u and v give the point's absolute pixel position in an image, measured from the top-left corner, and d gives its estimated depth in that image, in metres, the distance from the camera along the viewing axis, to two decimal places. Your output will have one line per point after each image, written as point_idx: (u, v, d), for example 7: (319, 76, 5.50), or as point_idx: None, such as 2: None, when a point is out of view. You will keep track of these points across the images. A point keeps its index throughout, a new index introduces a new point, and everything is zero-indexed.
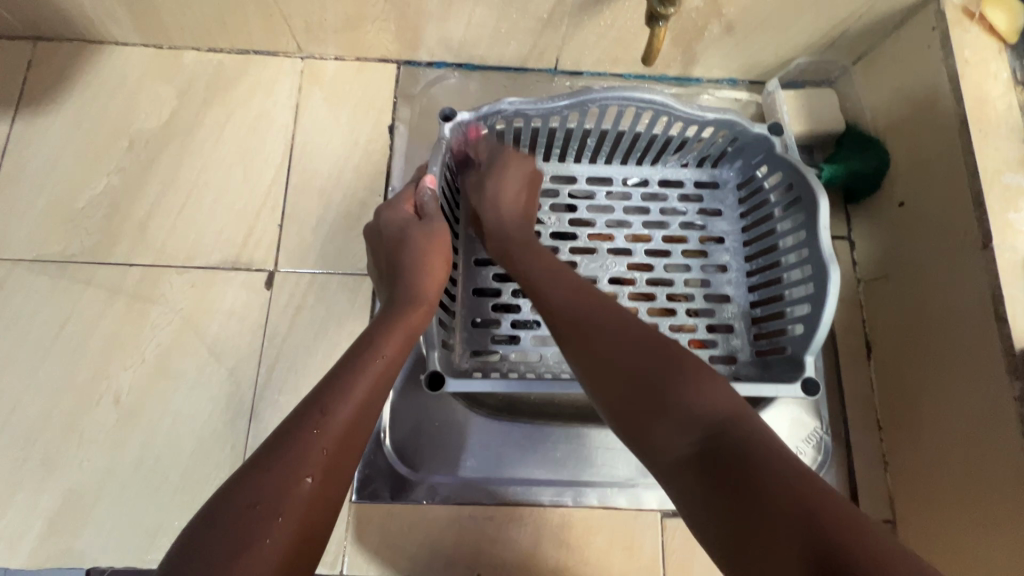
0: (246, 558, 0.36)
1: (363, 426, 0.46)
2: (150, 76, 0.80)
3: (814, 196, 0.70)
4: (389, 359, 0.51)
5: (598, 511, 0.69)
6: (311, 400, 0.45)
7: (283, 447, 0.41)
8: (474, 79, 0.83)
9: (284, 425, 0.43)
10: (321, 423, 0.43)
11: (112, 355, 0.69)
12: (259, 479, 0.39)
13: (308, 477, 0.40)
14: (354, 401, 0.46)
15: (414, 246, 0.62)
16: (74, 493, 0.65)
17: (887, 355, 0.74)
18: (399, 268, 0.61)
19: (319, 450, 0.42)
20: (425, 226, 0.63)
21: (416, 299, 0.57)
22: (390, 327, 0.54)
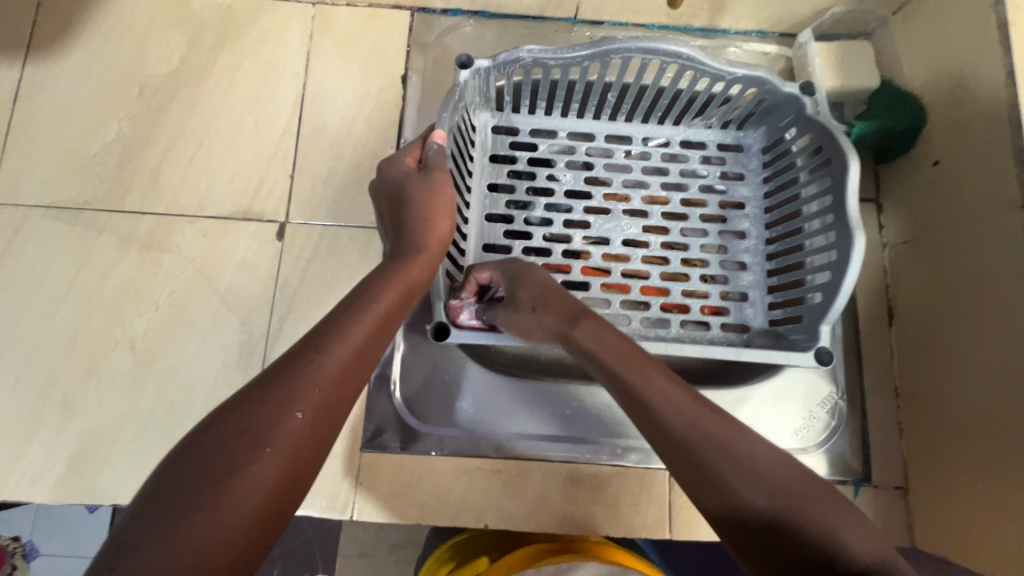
0: (234, 484, 0.36)
1: (361, 370, 0.46)
2: (160, 20, 0.78)
3: (844, 157, 0.66)
4: (386, 309, 0.50)
5: (606, 468, 0.69)
6: (310, 338, 0.45)
7: (279, 381, 0.41)
8: (491, 27, 0.80)
9: (280, 360, 0.43)
10: (316, 360, 0.43)
11: (126, 302, 0.70)
12: (253, 408, 0.39)
13: (299, 412, 0.40)
14: (350, 343, 0.45)
15: (417, 197, 0.60)
16: (93, 434, 0.66)
17: (911, 323, 0.72)
18: (403, 221, 0.60)
19: (312, 388, 0.41)
20: (427, 176, 0.62)
21: (422, 248, 0.57)
22: (389, 278, 0.53)
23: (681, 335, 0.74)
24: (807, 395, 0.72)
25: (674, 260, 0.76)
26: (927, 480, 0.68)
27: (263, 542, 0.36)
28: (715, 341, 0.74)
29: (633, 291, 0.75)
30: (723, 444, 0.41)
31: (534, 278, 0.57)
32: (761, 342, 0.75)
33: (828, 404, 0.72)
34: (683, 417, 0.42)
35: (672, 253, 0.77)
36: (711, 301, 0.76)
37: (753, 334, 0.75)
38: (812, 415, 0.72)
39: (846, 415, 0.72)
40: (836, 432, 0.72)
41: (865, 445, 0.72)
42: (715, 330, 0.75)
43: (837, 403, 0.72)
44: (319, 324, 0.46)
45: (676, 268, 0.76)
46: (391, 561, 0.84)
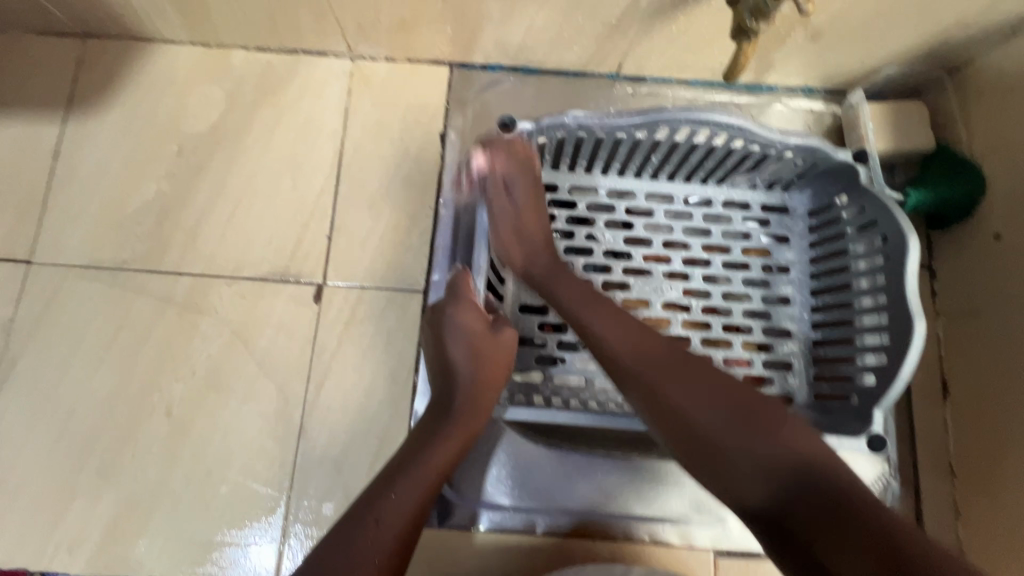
0: None
1: (415, 535, 0.47)
2: (199, 76, 0.78)
3: (903, 238, 0.64)
4: (439, 475, 0.51)
5: (648, 546, 0.68)
6: (366, 503, 0.47)
7: (372, 507, 0.46)
8: (531, 83, 0.79)
9: (370, 488, 0.49)
10: (399, 489, 0.48)
11: (163, 366, 0.69)
12: (351, 538, 0.44)
13: (388, 540, 0.45)
14: (407, 512, 0.47)
15: (473, 355, 0.59)
16: (129, 502, 0.65)
17: (968, 400, 0.69)
18: (454, 373, 0.59)
19: (398, 515, 0.46)
20: (487, 342, 0.60)
21: (467, 416, 0.56)
22: (441, 439, 0.54)
23: None
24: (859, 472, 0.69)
25: (716, 325, 0.76)
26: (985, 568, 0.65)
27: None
28: None
29: None
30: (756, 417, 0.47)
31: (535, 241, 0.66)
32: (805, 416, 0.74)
33: (880, 483, 0.69)
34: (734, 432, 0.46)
35: (713, 319, 0.76)
36: (753, 370, 0.75)
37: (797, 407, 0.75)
38: None
39: (899, 494, 0.69)
40: None
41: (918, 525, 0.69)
42: None
43: (889, 482, 0.69)
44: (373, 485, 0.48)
45: (717, 334, 0.75)
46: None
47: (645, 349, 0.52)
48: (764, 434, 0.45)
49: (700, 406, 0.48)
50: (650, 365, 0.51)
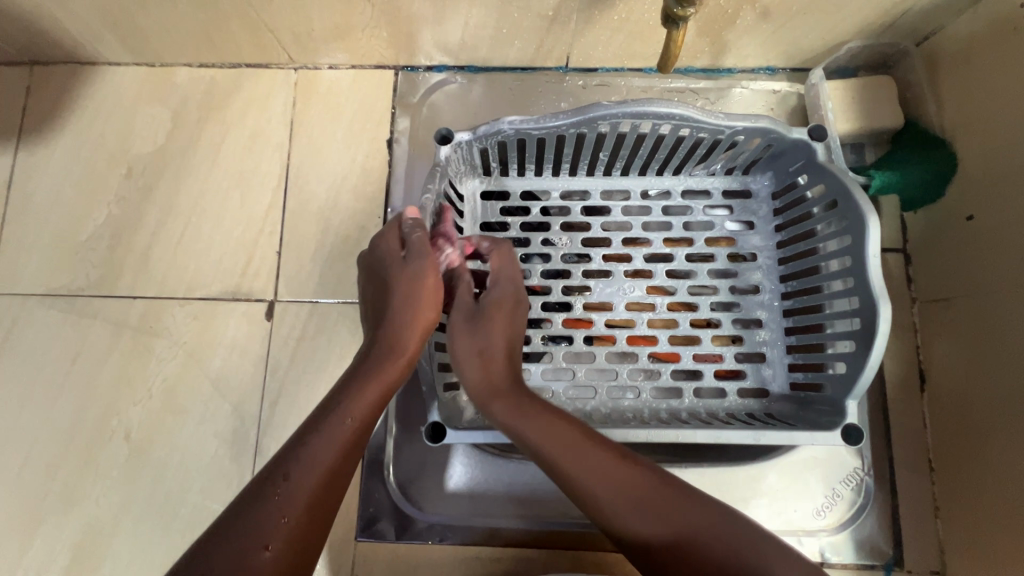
0: None
1: (334, 490, 0.44)
2: (145, 97, 0.77)
3: (864, 216, 0.61)
4: (359, 423, 0.47)
5: (612, 555, 0.66)
6: (276, 462, 0.43)
7: (249, 511, 0.40)
8: (478, 82, 0.76)
9: (251, 485, 0.42)
10: (285, 490, 0.41)
11: (120, 390, 0.70)
12: (223, 548, 0.38)
13: (268, 547, 0.39)
14: (321, 468, 0.43)
15: (401, 287, 0.55)
16: (93, 526, 0.66)
17: (946, 392, 0.65)
18: (384, 308, 0.55)
19: (280, 519, 0.40)
20: (415, 270, 0.56)
21: (393, 349, 0.52)
22: (363, 381, 0.49)
23: (695, 406, 0.69)
24: (831, 470, 0.67)
25: (683, 323, 0.72)
26: (967, 568, 0.62)
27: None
28: (733, 411, 0.70)
29: (641, 358, 0.71)
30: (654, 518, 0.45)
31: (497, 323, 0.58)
32: (784, 410, 0.70)
33: (853, 480, 0.67)
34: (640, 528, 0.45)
35: (680, 316, 0.72)
36: (725, 365, 0.71)
37: (774, 400, 0.70)
38: (836, 492, 0.66)
39: (874, 492, 0.66)
40: (863, 511, 0.66)
41: (896, 524, 0.66)
42: (733, 398, 0.70)
43: (863, 479, 0.66)
44: (284, 443, 0.44)
45: (685, 331, 0.72)
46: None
47: (587, 469, 0.48)
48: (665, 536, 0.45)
49: (653, 533, 0.45)
50: (598, 492, 0.47)
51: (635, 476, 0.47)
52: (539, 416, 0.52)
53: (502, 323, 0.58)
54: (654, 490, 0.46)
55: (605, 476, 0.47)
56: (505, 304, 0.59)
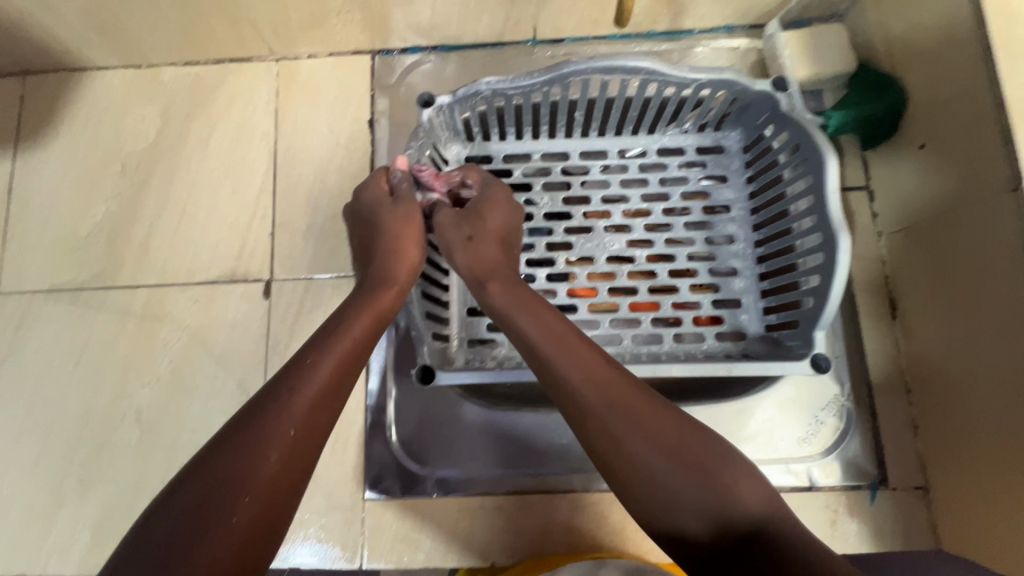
0: (211, 535, 0.37)
1: (334, 405, 0.47)
2: (134, 97, 0.81)
3: (822, 155, 0.64)
4: (356, 342, 0.50)
5: (609, 495, 0.68)
6: (279, 380, 0.46)
7: (253, 423, 0.43)
8: (451, 60, 0.80)
9: (253, 401, 0.45)
10: (289, 404, 0.44)
11: (129, 375, 0.73)
12: (230, 456, 0.41)
13: (275, 456, 0.42)
14: (322, 383, 0.46)
15: (390, 227, 0.60)
16: (111, 504, 0.69)
17: (915, 314, 0.69)
18: (373, 249, 0.59)
19: (285, 431, 0.43)
20: (402, 212, 0.61)
21: (383, 281, 0.56)
22: (358, 309, 0.53)
23: (675, 350, 0.73)
24: (812, 399, 0.70)
25: (661, 272, 0.75)
26: (946, 479, 0.65)
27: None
28: (711, 353, 0.73)
29: (622, 308, 0.74)
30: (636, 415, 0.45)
31: (486, 251, 0.59)
32: (759, 350, 0.73)
33: (835, 407, 0.70)
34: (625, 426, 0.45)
35: (658, 266, 0.75)
36: (703, 311, 0.74)
37: (751, 341, 0.73)
38: (819, 420, 0.69)
39: (855, 417, 0.70)
40: (846, 435, 0.69)
41: (878, 445, 0.69)
42: (710, 341, 0.73)
43: (844, 405, 0.70)
44: (287, 361, 0.47)
45: (664, 280, 0.75)
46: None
47: (608, 391, 0.46)
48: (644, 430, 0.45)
49: (650, 456, 0.44)
50: (591, 399, 0.46)
51: (642, 402, 0.46)
52: (558, 331, 0.51)
53: (493, 250, 0.60)
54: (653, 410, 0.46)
55: (619, 400, 0.46)
56: (494, 234, 0.61)
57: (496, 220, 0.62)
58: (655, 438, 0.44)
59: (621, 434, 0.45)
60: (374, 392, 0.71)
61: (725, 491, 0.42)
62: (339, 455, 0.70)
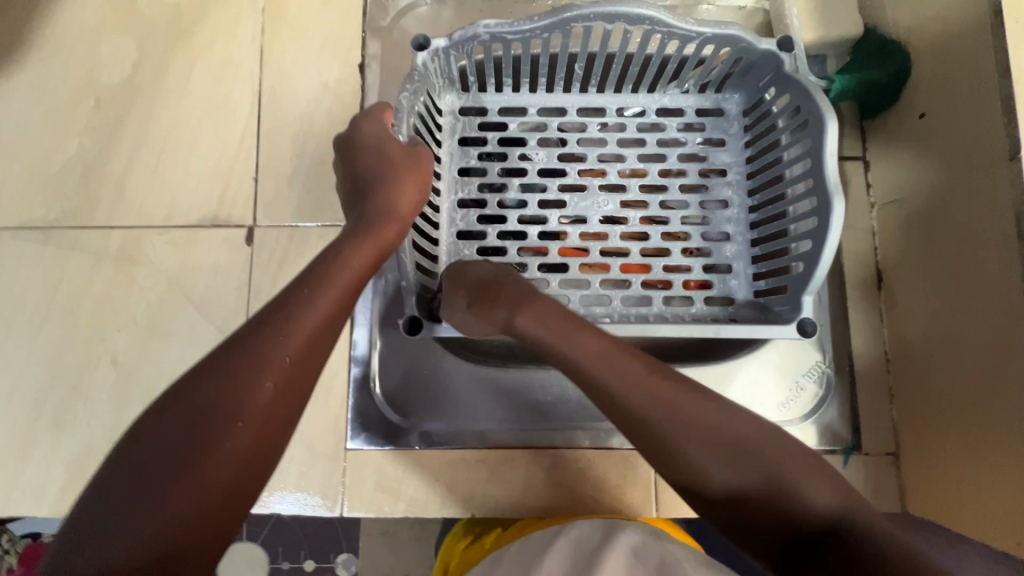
0: (206, 456, 0.38)
1: (329, 336, 0.46)
2: (109, 26, 0.76)
3: (823, 118, 0.63)
4: (355, 274, 0.49)
5: (591, 452, 0.69)
6: (274, 308, 0.44)
7: (246, 348, 0.41)
8: (448, 4, 0.76)
9: (247, 327, 0.43)
10: (284, 333, 0.43)
11: (105, 318, 0.70)
12: (222, 382, 0.40)
13: (269, 384, 0.41)
14: (318, 314, 0.45)
15: (394, 160, 0.57)
16: (87, 447, 0.68)
17: (901, 285, 0.69)
18: (373, 179, 0.57)
19: (280, 359, 0.42)
20: (409, 146, 0.59)
21: (385, 215, 0.55)
22: (359, 240, 0.52)
23: (663, 312, 0.73)
24: (794, 365, 0.71)
25: (655, 234, 0.75)
26: (918, 445, 0.67)
27: (236, 505, 0.39)
28: (699, 316, 0.73)
29: (613, 269, 0.74)
30: (700, 426, 0.46)
31: (500, 295, 0.54)
32: (746, 315, 0.73)
33: (816, 374, 0.71)
34: (692, 437, 0.45)
35: (652, 228, 0.75)
36: (694, 275, 0.74)
37: (738, 307, 0.74)
38: (800, 386, 0.71)
39: (834, 384, 0.71)
40: (824, 401, 0.70)
41: (855, 411, 0.71)
42: (699, 305, 0.74)
43: (825, 372, 0.71)
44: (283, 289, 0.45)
45: (656, 243, 0.74)
46: (413, 544, 0.80)
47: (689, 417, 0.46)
48: (710, 446, 0.45)
49: (723, 472, 0.45)
50: (656, 426, 0.46)
51: (705, 409, 0.47)
52: (609, 356, 0.49)
53: (503, 296, 0.54)
54: (716, 426, 0.46)
55: (676, 408, 0.46)
56: (488, 281, 0.56)
57: (478, 272, 0.57)
58: (736, 452, 0.45)
59: (688, 446, 0.45)
60: (358, 344, 0.70)
61: (787, 483, 0.44)
62: (321, 406, 0.69)
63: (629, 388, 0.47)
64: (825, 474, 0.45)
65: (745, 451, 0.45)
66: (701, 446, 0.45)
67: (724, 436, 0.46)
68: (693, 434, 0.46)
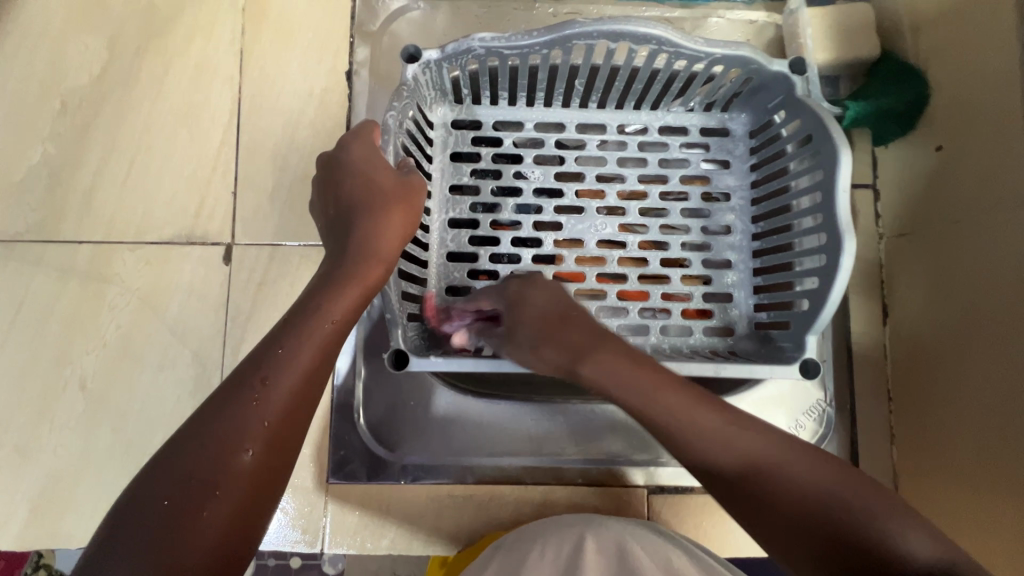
0: (183, 533, 0.36)
1: (312, 392, 0.45)
2: (76, 23, 0.71)
3: (836, 150, 0.60)
4: (337, 326, 0.47)
5: (582, 488, 0.67)
6: (252, 366, 0.43)
7: (224, 412, 0.40)
8: (443, 9, 0.71)
9: (224, 388, 0.42)
10: (264, 393, 0.41)
11: (72, 340, 0.67)
12: (200, 450, 0.38)
13: (249, 448, 0.39)
14: (299, 370, 0.43)
15: (383, 195, 0.54)
16: (53, 477, 0.64)
17: (908, 322, 0.67)
18: (358, 214, 0.53)
19: (260, 421, 0.40)
20: (401, 176, 0.55)
21: (370, 252, 0.51)
22: (342, 285, 0.49)
23: (660, 342, 0.70)
24: (794, 402, 0.69)
25: (654, 260, 0.71)
26: (917, 488, 0.65)
27: None
28: (697, 348, 0.70)
29: (610, 295, 0.71)
30: (694, 426, 0.45)
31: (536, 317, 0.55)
32: (746, 347, 0.71)
33: (816, 411, 0.69)
34: (693, 435, 0.45)
35: (651, 254, 0.72)
36: (693, 304, 0.71)
37: (738, 338, 0.71)
38: (799, 423, 0.68)
39: (835, 422, 0.69)
40: (823, 439, 0.68)
41: (854, 450, 0.69)
42: (698, 335, 0.71)
43: (825, 410, 0.68)
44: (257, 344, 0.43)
45: (655, 270, 0.71)
46: None
47: (727, 439, 0.44)
48: (708, 441, 0.44)
49: (722, 461, 0.43)
50: (660, 420, 0.47)
51: (704, 412, 0.46)
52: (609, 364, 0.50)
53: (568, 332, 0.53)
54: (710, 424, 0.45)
55: (681, 413, 0.46)
56: (542, 315, 0.55)
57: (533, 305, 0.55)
58: (736, 454, 0.43)
59: (692, 446, 0.45)
60: (341, 373, 0.67)
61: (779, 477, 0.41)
62: None
63: (626, 392, 0.49)
64: (823, 466, 0.41)
65: (737, 447, 0.43)
66: (699, 441, 0.45)
67: (720, 435, 0.44)
68: (689, 433, 0.45)
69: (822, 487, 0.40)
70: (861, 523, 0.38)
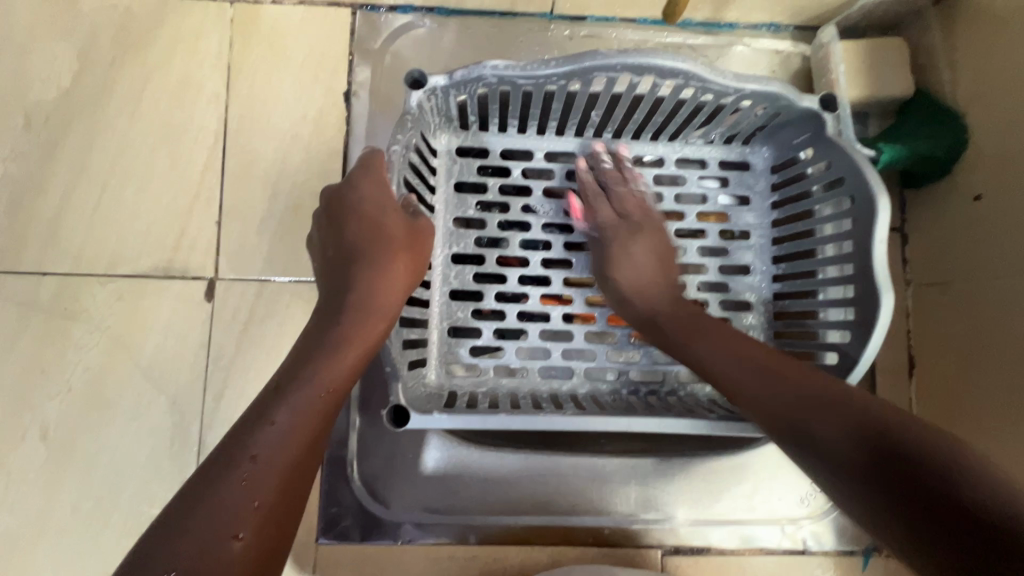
0: None
1: (309, 463, 0.39)
2: (45, 29, 0.64)
3: (872, 198, 0.56)
4: (333, 391, 0.42)
5: (593, 549, 0.62)
6: (236, 439, 0.37)
7: (206, 499, 0.35)
8: (450, 27, 0.66)
9: (205, 469, 0.36)
10: (253, 471, 0.36)
11: (33, 383, 0.60)
12: (179, 546, 0.33)
13: (239, 535, 0.34)
14: (292, 441, 0.38)
15: (388, 238, 0.50)
16: (10, 536, 0.58)
17: (937, 376, 0.63)
18: (360, 259, 0.49)
19: (249, 503, 0.35)
20: (408, 220, 0.51)
21: (370, 305, 0.47)
22: (339, 343, 0.44)
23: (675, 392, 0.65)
24: None
25: None
26: None
27: None
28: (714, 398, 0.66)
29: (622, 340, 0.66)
30: (766, 369, 0.48)
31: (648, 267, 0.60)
32: None
33: None
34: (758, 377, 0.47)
35: None
36: None
37: None
38: None
39: None
40: None
41: None
42: None
43: None
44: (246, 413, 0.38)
45: None
46: None
47: (787, 381, 0.45)
48: (773, 379, 0.46)
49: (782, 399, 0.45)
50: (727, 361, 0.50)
51: (781, 360, 0.48)
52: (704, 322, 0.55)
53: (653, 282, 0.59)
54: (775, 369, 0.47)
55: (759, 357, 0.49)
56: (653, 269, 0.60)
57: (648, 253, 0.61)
58: (799, 395, 0.44)
59: (753, 386, 0.47)
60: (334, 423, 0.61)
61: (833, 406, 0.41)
62: None
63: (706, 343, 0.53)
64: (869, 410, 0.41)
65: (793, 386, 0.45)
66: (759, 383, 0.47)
67: (776, 372, 0.46)
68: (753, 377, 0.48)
69: (870, 415, 0.39)
70: (918, 440, 0.36)
